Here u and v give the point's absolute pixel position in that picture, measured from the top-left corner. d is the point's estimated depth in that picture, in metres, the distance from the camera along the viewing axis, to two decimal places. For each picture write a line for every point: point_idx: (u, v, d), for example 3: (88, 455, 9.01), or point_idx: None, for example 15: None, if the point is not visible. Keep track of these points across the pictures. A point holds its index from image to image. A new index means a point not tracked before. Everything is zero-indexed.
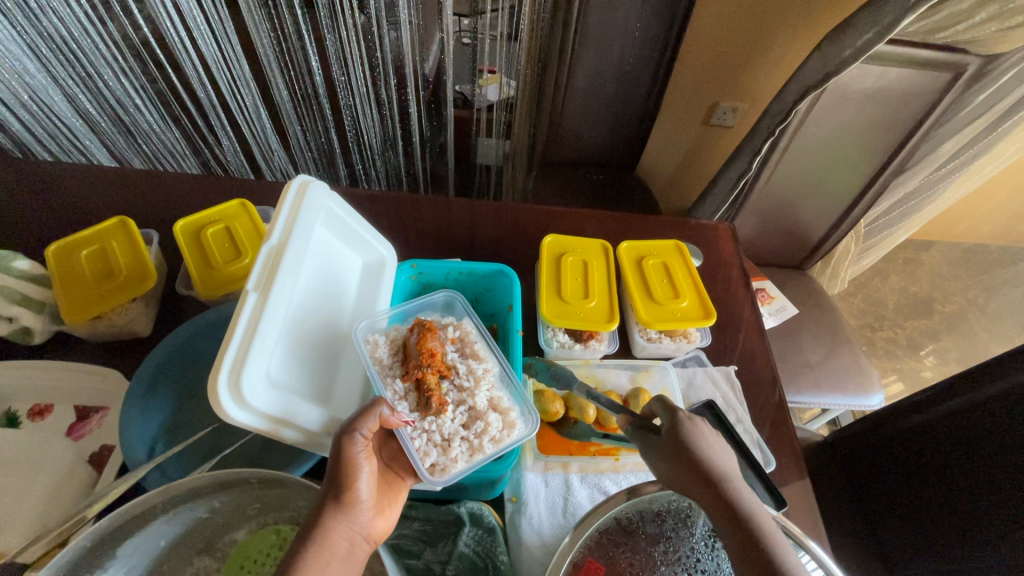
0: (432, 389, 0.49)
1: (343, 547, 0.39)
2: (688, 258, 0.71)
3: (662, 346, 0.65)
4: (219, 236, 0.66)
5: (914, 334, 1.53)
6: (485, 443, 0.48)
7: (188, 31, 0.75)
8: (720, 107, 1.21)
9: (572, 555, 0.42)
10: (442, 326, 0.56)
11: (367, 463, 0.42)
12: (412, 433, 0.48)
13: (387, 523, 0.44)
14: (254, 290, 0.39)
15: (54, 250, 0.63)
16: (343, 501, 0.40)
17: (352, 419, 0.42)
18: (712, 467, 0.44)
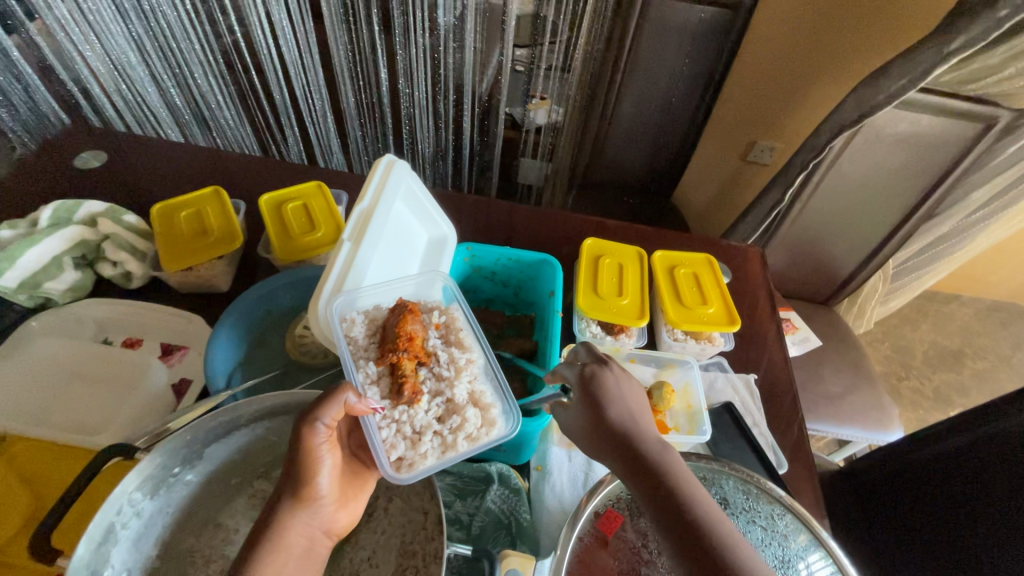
0: (406, 375, 0.45)
1: (300, 546, 0.43)
2: (718, 271, 0.75)
3: (687, 347, 0.70)
4: (297, 211, 0.75)
5: (942, 386, 1.52)
6: (460, 440, 0.43)
7: (275, 39, 0.89)
8: (758, 145, 1.30)
9: (595, 505, 0.46)
10: (428, 308, 0.51)
11: (326, 455, 0.44)
12: (380, 421, 0.44)
13: (349, 516, 0.48)
14: (350, 240, 0.48)
15: (160, 209, 0.72)
16: (302, 497, 0.43)
17: (315, 408, 0.42)
18: (611, 427, 0.45)
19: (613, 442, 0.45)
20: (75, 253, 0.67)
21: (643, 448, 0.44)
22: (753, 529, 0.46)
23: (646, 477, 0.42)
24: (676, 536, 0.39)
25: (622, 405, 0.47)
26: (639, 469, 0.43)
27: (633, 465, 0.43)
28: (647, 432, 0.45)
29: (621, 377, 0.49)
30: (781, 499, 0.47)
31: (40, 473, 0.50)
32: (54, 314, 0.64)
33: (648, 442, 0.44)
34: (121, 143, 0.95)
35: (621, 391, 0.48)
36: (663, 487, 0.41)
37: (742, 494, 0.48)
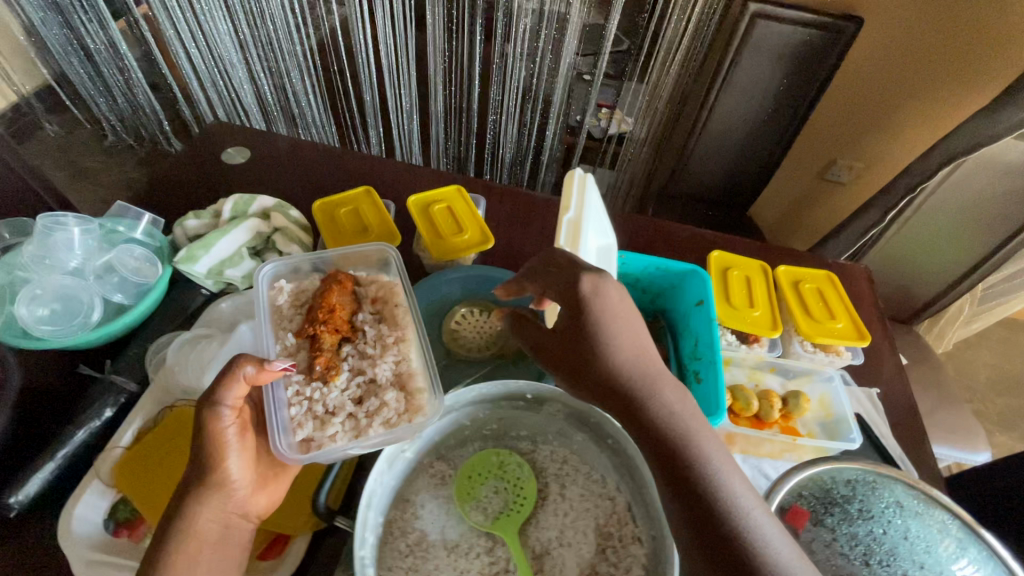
0: (322, 350, 0.56)
1: (214, 532, 0.48)
2: (840, 286, 0.79)
3: (815, 358, 0.73)
4: (443, 213, 0.80)
5: (1007, 411, 1.53)
6: (373, 426, 0.52)
7: None
8: (837, 164, 1.34)
9: (779, 500, 0.50)
10: (365, 285, 0.62)
11: (232, 435, 0.50)
12: (292, 397, 0.54)
13: (269, 501, 0.53)
14: (568, 247, 0.51)
15: (320, 205, 0.77)
16: (208, 484, 0.48)
17: (216, 388, 0.48)
18: (604, 371, 0.48)
19: (606, 388, 0.48)
20: (253, 243, 0.73)
21: (644, 397, 0.47)
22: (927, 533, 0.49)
23: (649, 429, 0.46)
24: (679, 483, 0.44)
25: (619, 346, 0.48)
26: (642, 421, 0.46)
27: (637, 418, 0.46)
28: (648, 377, 0.47)
29: (615, 309, 0.48)
30: (946, 506, 0.50)
31: None
32: (242, 296, 0.68)
33: (647, 391, 0.47)
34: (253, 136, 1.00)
35: (616, 329, 0.48)
36: (665, 439, 0.45)
37: (913, 499, 0.50)
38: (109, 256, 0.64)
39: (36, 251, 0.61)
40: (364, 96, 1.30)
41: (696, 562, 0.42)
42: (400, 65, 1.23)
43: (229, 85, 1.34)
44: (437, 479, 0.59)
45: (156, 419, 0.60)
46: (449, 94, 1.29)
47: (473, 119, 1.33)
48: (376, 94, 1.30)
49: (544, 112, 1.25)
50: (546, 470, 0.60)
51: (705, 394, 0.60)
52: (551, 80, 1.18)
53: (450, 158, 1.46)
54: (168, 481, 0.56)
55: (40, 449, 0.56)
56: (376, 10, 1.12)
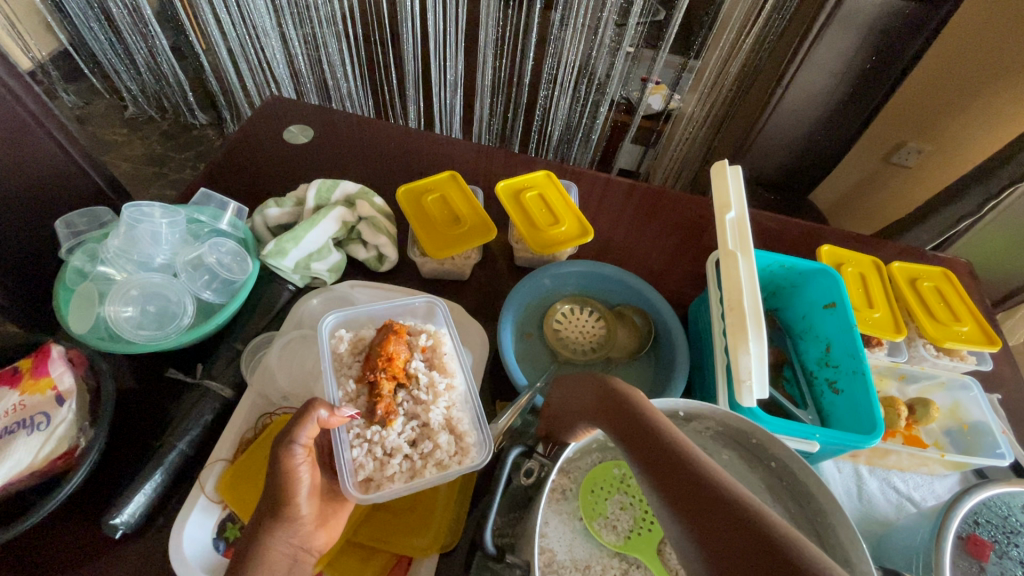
0: (382, 396, 0.50)
1: (283, 565, 0.40)
2: (959, 285, 0.74)
3: (940, 363, 0.68)
4: (536, 201, 0.74)
5: None
6: (428, 468, 0.48)
7: None
8: (906, 147, 1.28)
9: (959, 528, 0.46)
10: (417, 330, 0.56)
11: (306, 474, 0.42)
12: (353, 439, 0.48)
13: (329, 536, 0.45)
14: (737, 250, 0.47)
15: (405, 192, 0.71)
16: (279, 515, 0.40)
17: (290, 426, 0.42)
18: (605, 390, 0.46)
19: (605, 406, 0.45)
20: (339, 234, 0.68)
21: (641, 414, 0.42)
22: None
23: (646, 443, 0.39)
24: (681, 493, 0.34)
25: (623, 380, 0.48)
26: (641, 436, 0.40)
27: (634, 434, 0.40)
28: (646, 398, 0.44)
29: None
30: None
31: None
32: (331, 292, 0.64)
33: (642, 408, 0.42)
34: (309, 113, 0.92)
35: None
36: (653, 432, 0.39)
37: None
38: (199, 249, 0.60)
39: (120, 245, 0.57)
40: (405, 67, 1.21)
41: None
42: (448, 34, 1.14)
43: (262, 55, 1.25)
44: (559, 494, 0.55)
45: (256, 428, 0.55)
46: (498, 67, 1.20)
47: (522, 94, 1.25)
48: (419, 66, 1.20)
49: (599, 90, 1.16)
50: None
51: (849, 406, 0.56)
52: (611, 56, 1.10)
53: (493, 134, 1.37)
54: None
55: (142, 461, 0.52)
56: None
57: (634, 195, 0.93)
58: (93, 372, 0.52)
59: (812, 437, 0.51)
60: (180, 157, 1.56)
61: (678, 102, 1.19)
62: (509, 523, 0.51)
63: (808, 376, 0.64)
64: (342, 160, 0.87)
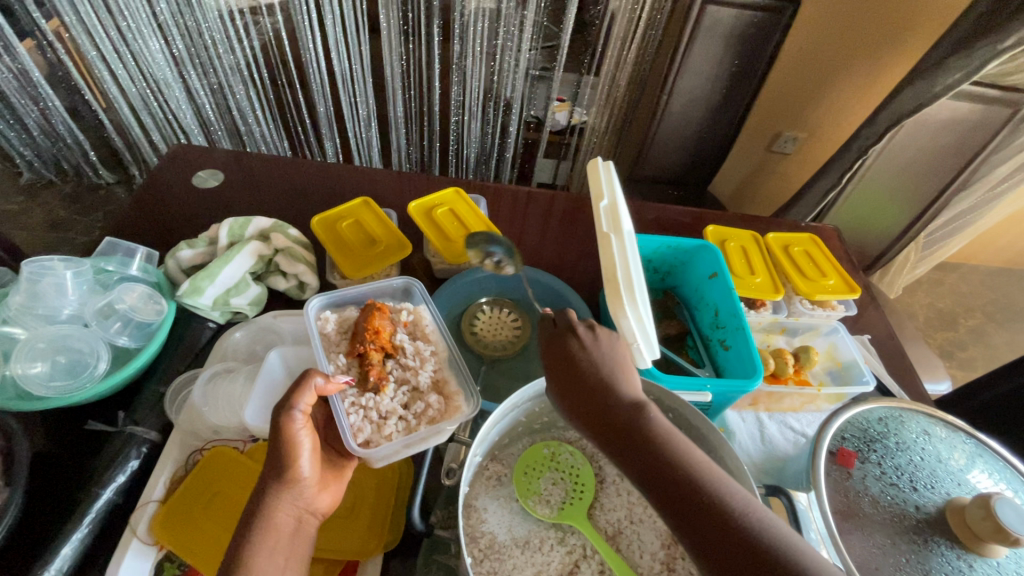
0: (372, 364, 0.55)
1: (290, 524, 0.47)
2: (825, 247, 0.85)
3: (815, 315, 0.78)
4: (447, 216, 0.79)
5: (965, 336, 1.64)
6: (421, 424, 0.53)
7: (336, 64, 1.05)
8: (783, 136, 1.45)
9: (828, 446, 0.54)
10: (398, 308, 0.61)
11: (305, 439, 0.48)
12: (349, 407, 0.52)
13: (332, 496, 0.51)
14: (611, 231, 0.52)
15: (319, 220, 0.74)
16: (285, 480, 0.47)
17: (288, 397, 0.48)
18: (602, 401, 0.47)
19: (608, 424, 0.46)
20: (256, 268, 0.69)
21: (644, 423, 0.45)
22: (955, 452, 0.54)
23: (647, 452, 0.43)
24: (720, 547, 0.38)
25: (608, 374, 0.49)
26: (663, 478, 0.42)
27: (647, 466, 0.43)
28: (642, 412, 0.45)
29: (608, 349, 0.51)
30: (956, 423, 0.56)
31: (234, 479, 0.55)
32: (255, 325, 0.66)
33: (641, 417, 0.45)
34: (219, 157, 0.94)
35: (608, 366, 0.50)
36: (664, 465, 0.42)
37: (933, 425, 0.56)
38: (109, 296, 0.60)
39: (25, 301, 0.57)
40: (317, 106, 1.24)
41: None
42: (354, 72, 1.18)
43: (166, 107, 1.24)
44: (494, 480, 0.59)
45: (188, 466, 0.55)
46: (408, 98, 1.26)
47: (434, 122, 1.30)
48: (330, 104, 1.24)
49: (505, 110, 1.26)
50: (597, 453, 0.61)
51: (736, 360, 0.64)
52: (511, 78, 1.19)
53: (412, 162, 1.41)
54: (212, 530, 0.52)
55: (66, 515, 0.51)
56: (326, 16, 1.07)
57: (551, 202, 1.00)
58: (3, 433, 0.51)
59: (704, 388, 0.58)
60: (86, 219, 1.50)
61: (581, 115, 1.29)
62: (451, 513, 0.54)
63: (703, 343, 0.71)
64: (257, 198, 0.89)
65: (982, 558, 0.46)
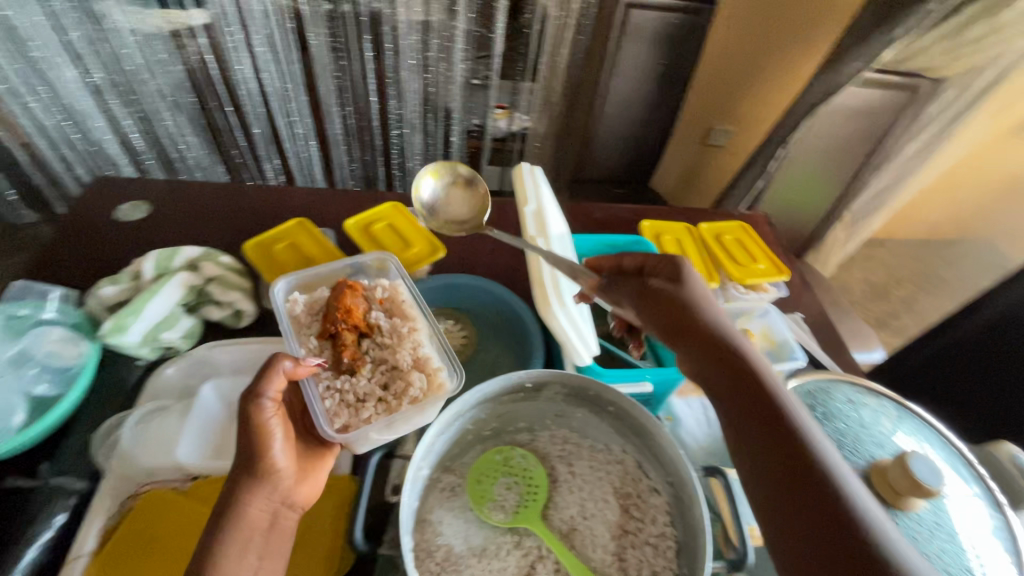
0: (346, 345, 0.54)
1: (264, 520, 0.47)
2: (754, 234, 0.89)
3: (750, 298, 0.81)
4: (386, 231, 0.79)
5: (898, 306, 1.75)
6: (403, 403, 0.52)
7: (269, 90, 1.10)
8: (715, 130, 1.50)
9: None
10: (370, 288, 0.61)
11: (276, 425, 0.49)
12: (324, 391, 0.52)
13: (310, 488, 0.51)
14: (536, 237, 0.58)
15: (253, 245, 0.72)
16: (259, 472, 0.47)
17: (256, 383, 0.48)
18: (704, 333, 0.50)
19: (708, 355, 0.48)
20: (187, 299, 0.67)
21: (744, 363, 0.47)
22: (879, 416, 0.57)
23: (747, 384, 0.45)
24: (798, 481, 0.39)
25: (717, 316, 0.51)
26: (758, 408, 0.44)
27: (743, 397, 0.45)
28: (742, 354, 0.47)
29: (703, 298, 0.53)
30: (879, 390, 0.60)
31: (173, 520, 0.52)
32: (188, 359, 0.64)
33: (758, 365, 0.47)
34: (143, 187, 0.90)
35: (711, 310, 0.52)
36: (759, 398, 0.44)
37: (857, 393, 0.60)
38: (21, 343, 0.59)
39: None
40: (251, 129, 1.21)
41: (785, 550, 0.38)
42: (288, 91, 1.16)
43: (86, 139, 1.18)
44: (449, 492, 0.58)
45: (120, 514, 0.52)
46: (344, 115, 1.24)
47: (374, 138, 1.29)
48: (265, 125, 1.21)
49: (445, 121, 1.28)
50: (549, 454, 0.61)
51: (673, 348, 0.67)
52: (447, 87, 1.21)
53: (357, 179, 1.39)
54: None
55: None
56: (252, 36, 1.05)
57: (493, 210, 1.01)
58: None
59: (643, 378, 0.59)
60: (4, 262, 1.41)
61: (525, 122, 1.31)
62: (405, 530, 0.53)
63: None
64: (187, 228, 0.86)
65: (905, 513, 0.49)
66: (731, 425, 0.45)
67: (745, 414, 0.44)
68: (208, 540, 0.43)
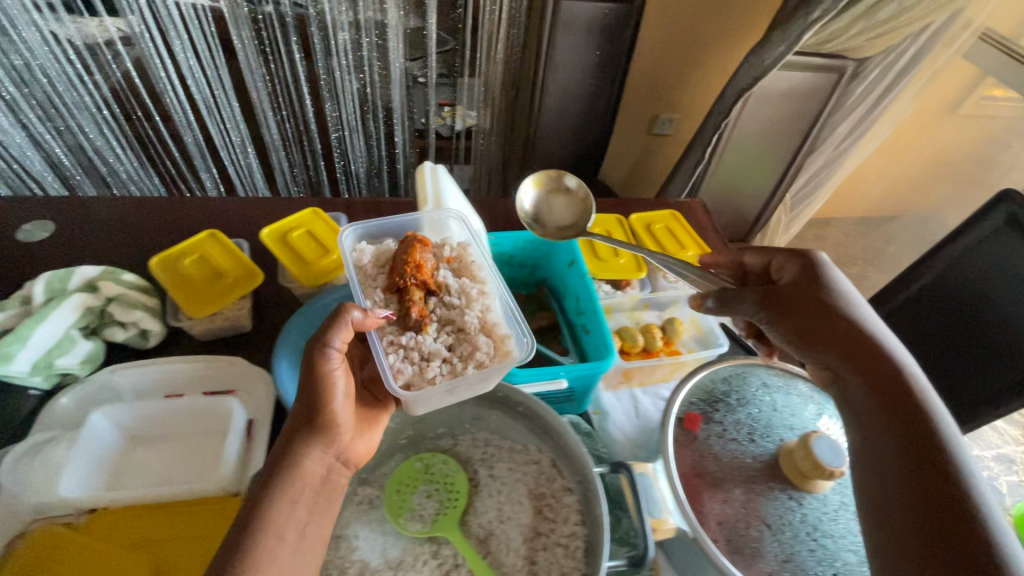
0: (414, 301, 0.55)
1: (317, 475, 0.50)
2: (685, 221, 0.89)
3: (679, 287, 0.81)
4: (304, 239, 0.76)
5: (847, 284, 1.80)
6: (468, 367, 0.53)
7: (183, 81, 0.98)
8: (660, 119, 1.54)
9: (676, 411, 0.55)
10: (441, 244, 0.62)
11: (338, 380, 0.50)
12: (388, 346, 0.53)
13: (367, 443, 0.54)
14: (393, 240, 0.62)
15: (159, 261, 0.69)
16: (317, 424, 0.50)
17: (325, 331, 0.49)
18: (839, 322, 0.48)
19: (835, 346, 0.47)
20: (85, 321, 0.63)
21: (884, 357, 0.45)
22: (792, 399, 0.57)
23: (885, 377, 0.44)
24: (927, 473, 0.37)
25: (863, 309, 0.49)
26: (894, 402, 0.42)
27: (880, 389, 0.43)
28: (878, 348, 0.46)
29: (853, 295, 0.50)
30: (799, 373, 0.60)
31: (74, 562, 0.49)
32: (87, 385, 0.61)
33: (910, 370, 0.44)
34: (48, 207, 0.85)
35: (857, 304, 0.50)
36: (898, 393, 0.42)
37: (774, 376, 0.59)
38: None
39: None
40: (183, 137, 1.05)
41: (897, 538, 0.36)
42: (218, 98, 1.03)
43: None
44: (366, 504, 0.57)
45: (8, 555, 0.49)
46: (281, 122, 1.12)
47: (315, 144, 1.19)
48: (199, 134, 1.06)
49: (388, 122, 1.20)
50: (471, 458, 0.60)
51: (594, 342, 0.66)
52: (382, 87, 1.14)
53: (302, 185, 1.27)
54: None
55: None
56: (171, 40, 0.91)
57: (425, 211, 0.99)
58: None
59: (558, 375, 0.59)
60: None
61: (474, 119, 1.27)
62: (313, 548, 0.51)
63: (569, 328, 0.73)
64: (97, 246, 0.82)
65: (811, 494, 0.49)
66: (866, 428, 0.42)
67: (876, 404, 0.43)
68: (255, 501, 0.46)
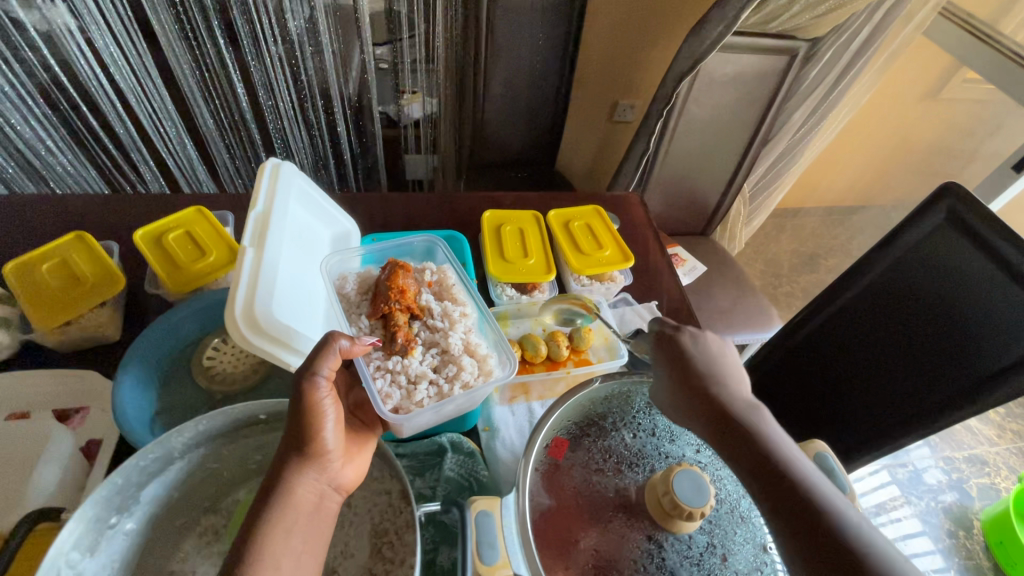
0: (399, 325, 0.57)
1: (310, 502, 0.44)
2: (606, 218, 0.84)
3: (593, 290, 0.77)
4: (181, 240, 0.70)
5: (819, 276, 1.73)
6: (456, 388, 0.54)
7: (104, 68, 0.77)
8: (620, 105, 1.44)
9: (542, 438, 0.49)
10: (420, 271, 0.64)
11: (331, 407, 0.46)
12: (376, 372, 0.54)
13: (357, 471, 0.48)
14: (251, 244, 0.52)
15: (13, 267, 0.64)
16: (307, 453, 0.44)
17: (311, 360, 0.46)
18: (702, 386, 0.45)
19: (706, 416, 0.44)
20: None
21: (754, 425, 0.41)
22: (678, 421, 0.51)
23: (755, 451, 0.40)
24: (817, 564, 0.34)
25: (725, 375, 0.46)
26: (764, 478, 0.38)
27: (750, 463, 0.39)
28: (744, 417, 0.42)
29: (717, 358, 0.48)
30: None
31: None
32: None
33: (774, 436, 0.41)
34: None
35: (721, 368, 0.47)
36: (764, 467, 0.39)
37: None
38: None
39: None
40: (115, 129, 0.85)
41: None
42: (146, 87, 0.82)
43: None
44: (207, 536, 0.50)
45: None
46: (210, 111, 0.91)
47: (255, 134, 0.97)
48: (131, 124, 0.85)
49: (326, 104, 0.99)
50: None
51: None
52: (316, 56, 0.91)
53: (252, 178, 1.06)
54: None
55: None
56: (90, 31, 0.73)
57: None
58: None
59: None
60: None
61: (435, 105, 1.15)
62: None
63: None
64: None
65: (674, 534, 0.44)
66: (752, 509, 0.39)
67: (752, 483, 0.39)
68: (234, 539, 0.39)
